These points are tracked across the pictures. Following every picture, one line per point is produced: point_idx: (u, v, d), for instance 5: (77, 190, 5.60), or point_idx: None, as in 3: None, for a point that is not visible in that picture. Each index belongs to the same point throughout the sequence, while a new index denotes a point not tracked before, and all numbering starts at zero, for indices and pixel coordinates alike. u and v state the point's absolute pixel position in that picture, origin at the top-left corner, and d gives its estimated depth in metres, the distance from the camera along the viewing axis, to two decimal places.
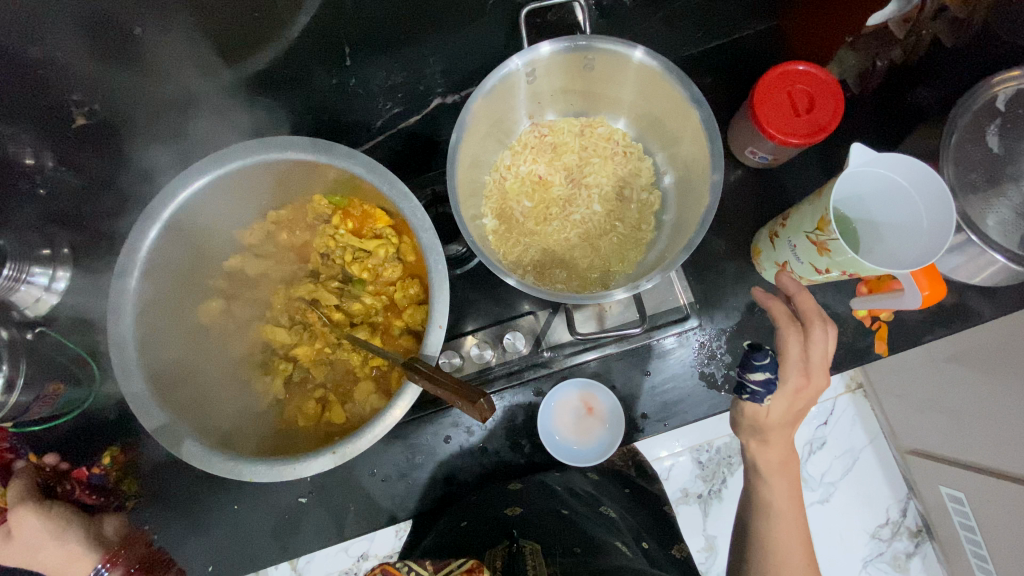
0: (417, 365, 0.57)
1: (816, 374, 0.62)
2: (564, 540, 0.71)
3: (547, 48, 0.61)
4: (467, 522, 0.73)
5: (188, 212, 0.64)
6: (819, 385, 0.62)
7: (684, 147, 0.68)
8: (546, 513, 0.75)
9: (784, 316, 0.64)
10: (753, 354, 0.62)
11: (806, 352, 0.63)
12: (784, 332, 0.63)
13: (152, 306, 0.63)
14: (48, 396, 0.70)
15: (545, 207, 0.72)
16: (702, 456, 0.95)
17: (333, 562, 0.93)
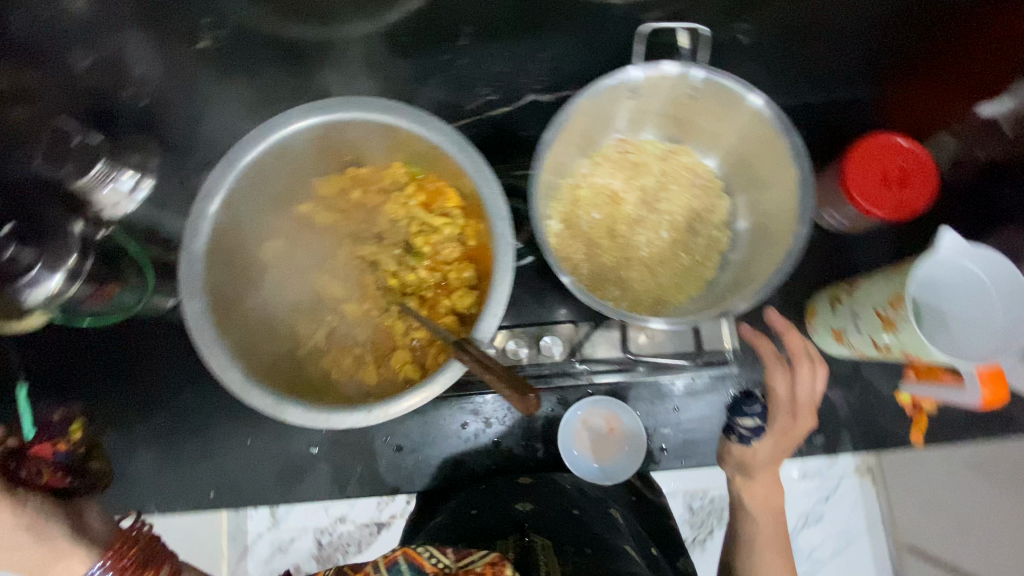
0: (468, 347, 0.57)
1: (801, 413, 0.67)
2: (575, 538, 0.68)
3: (666, 68, 0.61)
4: (477, 510, 0.73)
5: (278, 151, 0.66)
6: (805, 425, 0.67)
7: (769, 194, 0.67)
8: (557, 512, 0.73)
9: (770, 357, 0.69)
10: (744, 401, 0.71)
11: (793, 390, 0.67)
12: (772, 371, 0.68)
13: (224, 232, 0.65)
14: (104, 292, 0.72)
15: (614, 222, 0.72)
16: (694, 502, 0.92)
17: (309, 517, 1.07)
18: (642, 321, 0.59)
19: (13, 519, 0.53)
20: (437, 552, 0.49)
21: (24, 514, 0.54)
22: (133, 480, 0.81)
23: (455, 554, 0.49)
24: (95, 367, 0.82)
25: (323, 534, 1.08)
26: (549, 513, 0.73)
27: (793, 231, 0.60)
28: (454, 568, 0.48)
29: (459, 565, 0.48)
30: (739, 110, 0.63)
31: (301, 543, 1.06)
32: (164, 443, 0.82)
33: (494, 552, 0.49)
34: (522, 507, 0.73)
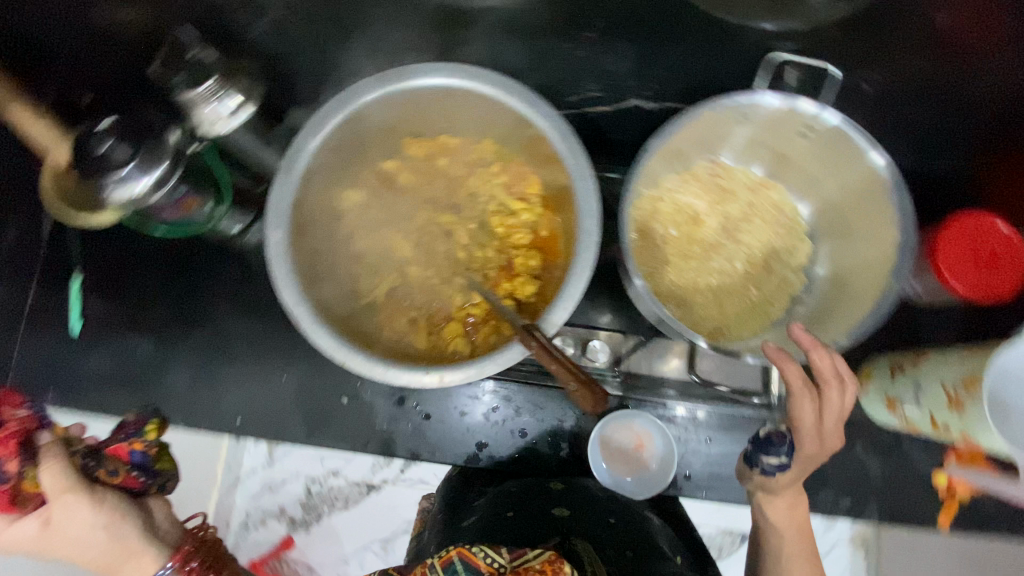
0: (535, 332, 0.57)
1: (827, 436, 0.60)
2: (617, 541, 0.69)
3: (802, 104, 0.60)
4: (514, 513, 0.70)
5: (384, 104, 0.66)
6: (831, 444, 0.61)
7: (858, 248, 0.66)
8: (593, 519, 0.72)
9: (796, 384, 0.58)
10: (770, 437, 0.65)
11: (820, 416, 0.59)
12: (796, 400, 0.59)
13: (316, 171, 0.66)
14: (182, 205, 0.74)
15: (690, 243, 0.72)
16: None
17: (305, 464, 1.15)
18: (689, 334, 0.60)
19: (91, 517, 0.59)
20: (492, 552, 0.55)
21: (102, 512, 0.59)
22: (166, 391, 0.83)
23: (510, 555, 0.55)
24: (147, 276, 0.84)
25: (314, 483, 1.15)
26: (585, 520, 0.72)
27: (883, 287, 0.59)
28: (508, 567, 0.54)
29: (513, 564, 0.54)
30: (853, 160, 0.62)
31: (291, 487, 1.16)
32: (203, 361, 0.83)
33: (548, 553, 0.55)
34: (558, 511, 0.72)
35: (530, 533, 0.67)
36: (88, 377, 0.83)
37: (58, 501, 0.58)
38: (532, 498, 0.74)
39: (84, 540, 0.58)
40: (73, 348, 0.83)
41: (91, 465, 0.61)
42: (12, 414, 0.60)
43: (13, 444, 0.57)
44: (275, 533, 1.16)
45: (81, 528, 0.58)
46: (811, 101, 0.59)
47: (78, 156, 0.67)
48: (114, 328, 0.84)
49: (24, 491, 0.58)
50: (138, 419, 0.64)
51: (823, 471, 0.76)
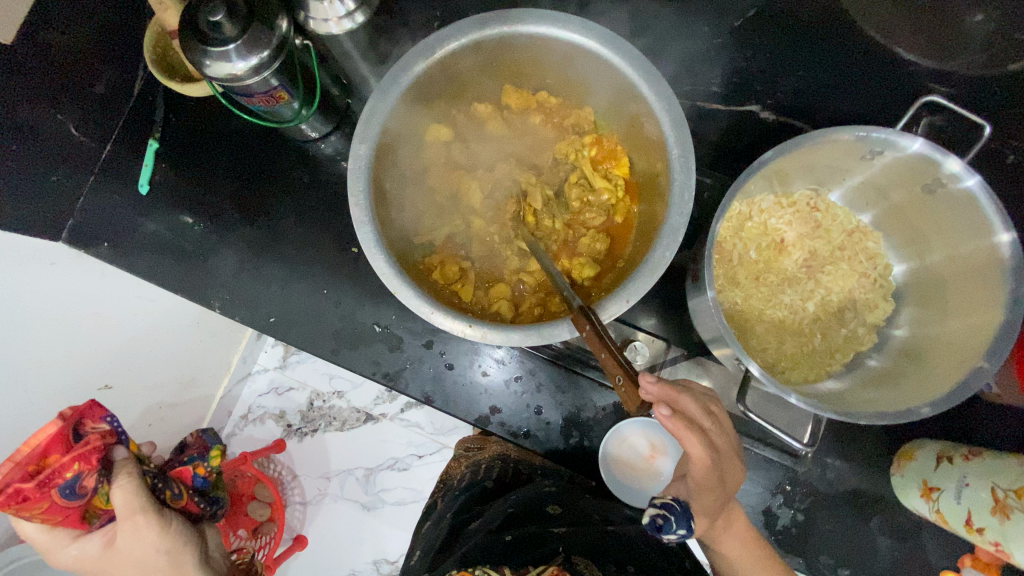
0: (591, 316, 0.55)
1: (729, 480, 0.55)
2: (614, 552, 0.66)
3: (952, 162, 0.54)
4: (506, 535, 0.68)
5: (500, 43, 0.63)
6: (735, 479, 0.57)
7: (948, 321, 0.61)
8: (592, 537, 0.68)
9: (703, 456, 0.50)
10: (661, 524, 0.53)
11: (722, 469, 0.54)
12: (698, 468, 0.52)
13: (415, 94, 0.64)
14: (274, 97, 0.73)
15: (766, 269, 0.68)
16: None
17: (316, 378, 1.20)
18: (743, 355, 0.57)
19: (157, 541, 0.60)
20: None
21: (167, 536, 0.61)
22: (212, 271, 0.84)
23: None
24: (220, 155, 0.86)
25: (317, 398, 1.20)
26: (583, 534, 0.69)
27: (971, 367, 0.55)
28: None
29: None
30: (974, 232, 0.57)
31: (296, 395, 1.20)
32: (253, 253, 0.85)
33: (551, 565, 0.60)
34: (556, 528, 0.69)
35: (530, 545, 0.66)
36: (144, 239, 0.85)
37: (127, 522, 0.59)
38: (528, 518, 0.72)
39: (145, 563, 0.60)
40: (136, 207, 0.85)
41: (163, 487, 0.65)
42: (91, 427, 0.58)
43: (96, 458, 0.56)
44: (270, 433, 1.21)
45: (146, 549, 0.60)
46: (961, 161, 0.53)
47: (188, 22, 0.66)
48: (181, 199, 0.85)
49: (94, 508, 0.59)
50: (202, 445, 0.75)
51: (830, 534, 0.72)
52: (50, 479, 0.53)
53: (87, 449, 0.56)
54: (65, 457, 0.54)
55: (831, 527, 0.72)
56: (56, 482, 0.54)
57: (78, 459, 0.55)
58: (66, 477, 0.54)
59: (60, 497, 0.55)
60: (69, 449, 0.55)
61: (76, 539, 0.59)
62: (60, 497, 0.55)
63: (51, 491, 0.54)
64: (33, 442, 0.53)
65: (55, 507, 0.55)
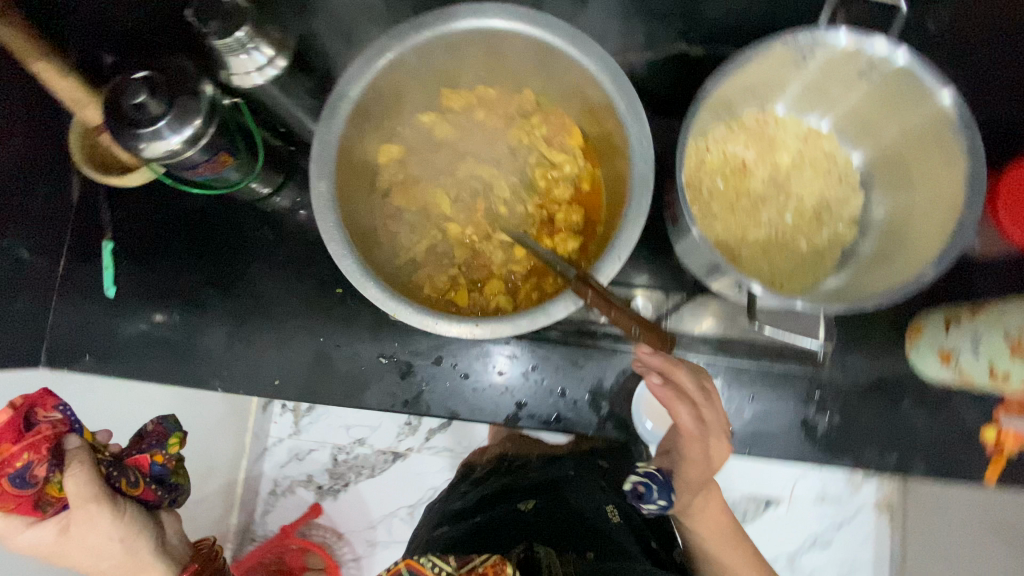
0: (590, 280, 0.56)
1: (714, 454, 0.68)
2: (576, 541, 0.71)
3: (877, 44, 0.57)
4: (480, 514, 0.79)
5: (426, 49, 0.64)
6: (722, 456, 0.69)
7: (919, 192, 0.63)
8: (558, 513, 0.77)
9: (692, 426, 0.66)
10: (648, 491, 0.72)
11: (707, 442, 0.67)
12: (689, 439, 0.67)
13: (356, 120, 0.64)
14: (217, 162, 0.71)
15: (737, 194, 0.70)
16: None
17: (332, 434, 1.18)
18: (743, 280, 0.58)
19: (111, 529, 0.65)
20: (440, 560, 0.54)
21: (120, 524, 0.66)
22: (202, 352, 0.83)
23: (456, 561, 0.54)
24: (181, 238, 0.84)
25: (340, 452, 1.18)
26: (551, 510, 0.78)
27: (953, 223, 0.57)
28: (456, 572, 0.54)
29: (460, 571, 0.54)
30: (919, 101, 0.59)
31: (317, 456, 1.18)
32: (236, 323, 0.83)
33: (496, 555, 0.55)
34: (523, 506, 0.79)
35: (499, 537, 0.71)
36: (125, 341, 0.82)
37: (81, 509, 0.63)
38: (504, 499, 0.83)
39: (100, 547, 0.65)
40: (108, 312, 0.82)
41: (117, 475, 0.67)
42: (43, 415, 0.62)
43: (45, 449, 0.60)
44: (302, 501, 1.18)
45: (99, 537, 0.64)
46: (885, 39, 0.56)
47: (111, 109, 0.65)
48: (149, 291, 0.83)
49: (48, 495, 0.63)
50: (160, 429, 0.69)
51: (868, 425, 0.74)
52: (3, 466, 0.58)
53: (37, 439, 0.60)
54: (13, 447, 0.58)
55: (868, 420, 0.74)
56: (8, 469, 0.58)
57: (29, 449, 0.59)
58: (16, 466, 0.59)
59: (14, 485, 0.60)
60: (19, 437, 0.59)
61: (32, 523, 0.64)
62: (11, 484, 0.59)
63: (2, 480, 0.58)
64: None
65: (7, 493, 0.60)
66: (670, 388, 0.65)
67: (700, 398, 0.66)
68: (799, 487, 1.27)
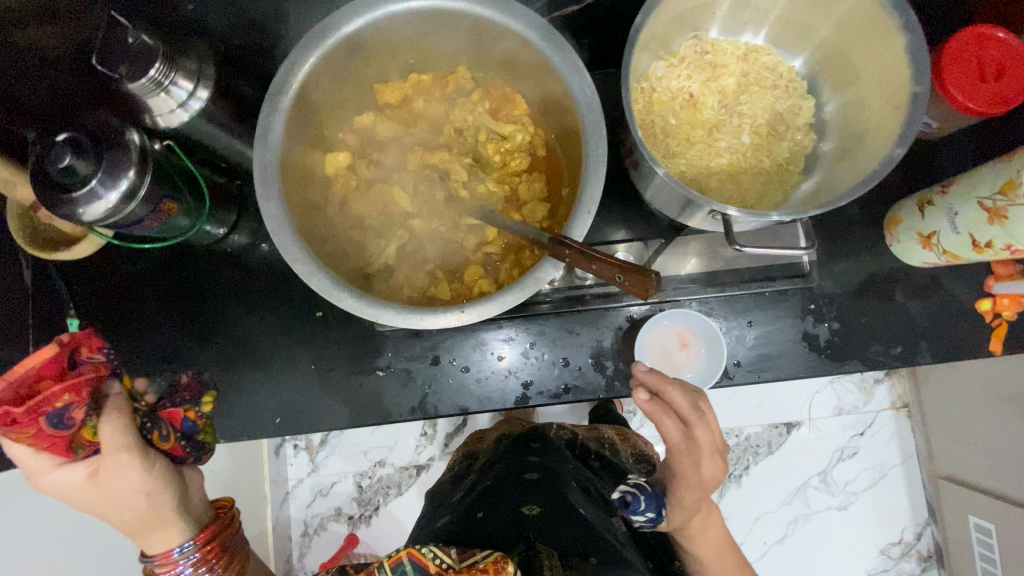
0: (564, 241, 0.53)
1: (705, 475, 0.66)
2: (580, 545, 0.72)
3: None
4: (484, 513, 0.77)
5: (348, 45, 0.61)
6: (712, 477, 0.67)
7: (867, 82, 0.63)
8: (566, 518, 0.75)
9: (678, 439, 0.63)
10: (633, 503, 0.75)
11: (698, 460, 0.65)
12: (677, 457, 0.65)
13: (293, 132, 0.61)
14: (162, 211, 0.69)
15: (691, 127, 0.70)
16: (731, 439, 1.30)
17: (354, 462, 1.25)
18: (720, 206, 0.57)
19: (139, 481, 0.53)
20: (441, 552, 0.58)
21: (150, 477, 0.54)
22: None
23: (457, 554, 0.58)
24: (148, 301, 0.81)
25: (363, 478, 1.25)
26: (558, 514, 0.76)
27: (908, 99, 0.56)
28: (456, 566, 0.57)
29: (461, 562, 0.57)
30: None
31: (342, 486, 1.24)
32: (219, 373, 0.81)
33: (496, 553, 0.57)
34: (527, 509, 0.77)
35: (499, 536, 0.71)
36: None
37: (111, 458, 0.52)
38: (512, 493, 0.80)
39: (122, 505, 0.53)
40: None
41: (150, 426, 0.57)
42: (87, 357, 0.53)
43: (89, 391, 0.51)
44: (337, 534, 1.23)
45: (124, 491, 0.53)
46: None
47: (37, 177, 0.62)
48: (128, 357, 0.81)
49: (81, 437, 0.52)
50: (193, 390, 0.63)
51: (868, 325, 0.75)
52: (39, 407, 0.48)
53: (81, 379, 0.51)
54: (56, 386, 0.49)
55: (866, 320, 0.75)
56: (45, 410, 0.48)
57: (71, 390, 0.50)
58: (56, 407, 0.49)
59: (49, 427, 0.49)
60: (64, 377, 0.51)
61: (60, 465, 0.52)
62: (47, 425, 0.49)
63: (39, 420, 0.48)
64: (30, 363, 0.49)
65: (41, 434, 0.49)
66: (662, 408, 0.63)
67: (693, 416, 0.63)
68: (815, 406, 1.30)
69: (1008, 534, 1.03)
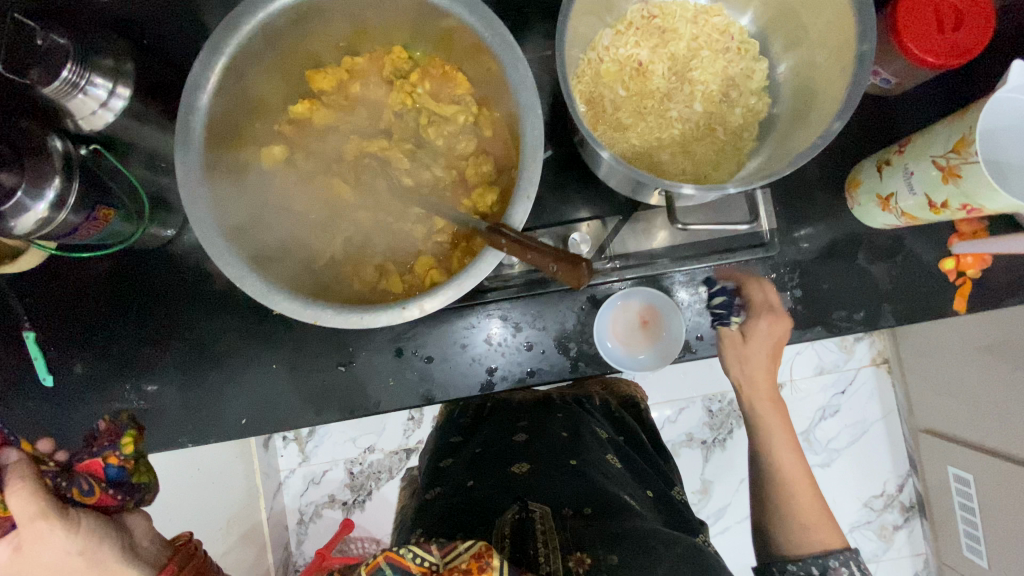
0: (503, 229, 0.52)
1: (781, 329, 0.72)
2: (575, 497, 0.70)
3: None
4: (474, 482, 0.75)
5: (268, 31, 0.58)
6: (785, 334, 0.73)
7: (819, 40, 0.60)
8: (555, 472, 0.74)
9: (758, 304, 0.72)
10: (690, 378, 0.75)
11: (770, 319, 0.72)
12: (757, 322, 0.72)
13: (217, 128, 0.58)
14: (98, 218, 0.66)
15: (641, 98, 0.67)
16: (713, 406, 1.26)
17: (342, 449, 1.26)
18: (671, 184, 0.55)
19: (66, 543, 0.53)
20: (421, 550, 0.50)
21: (77, 537, 0.54)
22: (158, 414, 0.79)
23: (439, 551, 0.50)
24: (102, 310, 0.79)
25: (353, 465, 1.26)
26: (547, 471, 0.75)
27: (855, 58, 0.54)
28: (442, 565, 0.49)
29: (445, 563, 0.49)
30: None
31: (333, 474, 1.26)
32: (182, 377, 0.80)
33: (480, 544, 0.50)
34: (518, 469, 0.75)
35: (491, 505, 0.69)
36: (74, 428, 0.78)
37: (29, 528, 0.52)
38: (498, 459, 0.79)
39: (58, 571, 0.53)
40: (51, 403, 0.79)
41: (67, 485, 0.57)
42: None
43: None
44: (332, 520, 1.26)
45: (55, 555, 0.53)
46: None
47: None
48: (88, 368, 0.79)
49: None
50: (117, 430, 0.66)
51: (831, 292, 0.74)
52: None
53: None
54: None
55: (830, 287, 0.74)
56: None
57: None
58: None
59: None
60: None
61: None
62: None
63: None
64: None
65: None
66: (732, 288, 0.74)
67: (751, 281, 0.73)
68: (797, 366, 1.31)
69: (985, 482, 1.04)
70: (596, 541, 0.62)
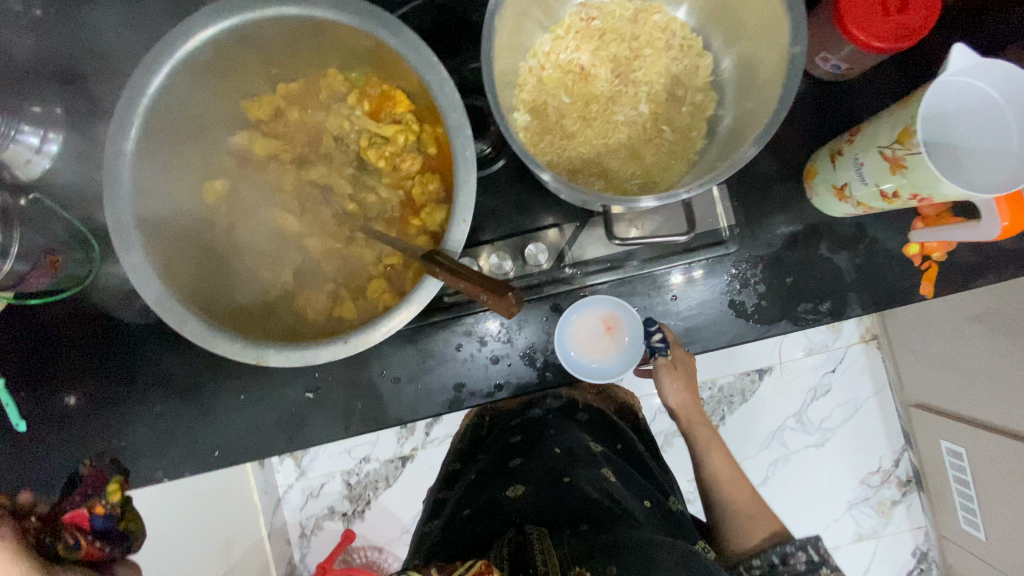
0: (438, 258, 0.52)
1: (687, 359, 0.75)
2: (572, 514, 0.70)
3: None
4: (471, 510, 0.75)
5: (192, 68, 0.57)
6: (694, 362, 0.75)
7: (757, 34, 0.59)
8: (548, 490, 0.74)
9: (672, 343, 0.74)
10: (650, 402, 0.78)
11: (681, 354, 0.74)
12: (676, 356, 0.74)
13: (151, 169, 0.58)
14: (46, 265, 0.70)
15: (586, 103, 0.65)
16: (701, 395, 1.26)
17: (337, 462, 1.26)
18: (625, 201, 0.54)
19: None
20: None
21: None
22: (132, 452, 0.78)
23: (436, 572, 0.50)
24: (71, 350, 0.78)
25: (350, 476, 1.26)
26: (540, 492, 0.74)
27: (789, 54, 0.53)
28: None
29: None
30: None
31: (330, 487, 1.26)
32: (153, 413, 0.79)
33: (477, 561, 0.50)
34: (511, 492, 0.75)
35: (488, 532, 0.69)
36: (49, 472, 0.77)
37: None
38: (492, 483, 0.79)
39: None
40: (21, 449, 0.77)
41: (56, 539, 0.67)
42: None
43: None
44: (333, 531, 1.27)
45: None
46: None
47: None
48: (61, 411, 0.78)
49: None
50: (96, 477, 0.76)
51: (795, 284, 0.72)
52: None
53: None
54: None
55: (794, 279, 0.72)
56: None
57: None
58: None
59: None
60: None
61: None
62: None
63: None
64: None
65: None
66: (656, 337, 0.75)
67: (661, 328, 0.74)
68: (784, 349, 1.30)
69: (975, 456, 1.04)
70: (591, 552, 0.62)
